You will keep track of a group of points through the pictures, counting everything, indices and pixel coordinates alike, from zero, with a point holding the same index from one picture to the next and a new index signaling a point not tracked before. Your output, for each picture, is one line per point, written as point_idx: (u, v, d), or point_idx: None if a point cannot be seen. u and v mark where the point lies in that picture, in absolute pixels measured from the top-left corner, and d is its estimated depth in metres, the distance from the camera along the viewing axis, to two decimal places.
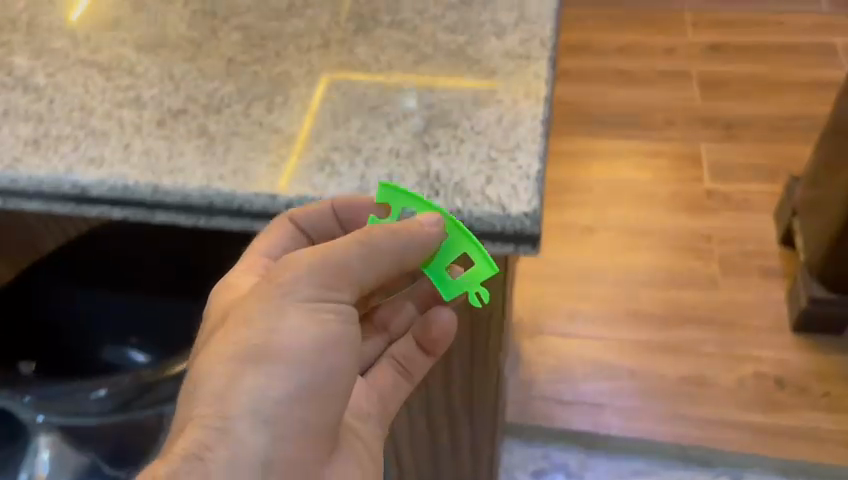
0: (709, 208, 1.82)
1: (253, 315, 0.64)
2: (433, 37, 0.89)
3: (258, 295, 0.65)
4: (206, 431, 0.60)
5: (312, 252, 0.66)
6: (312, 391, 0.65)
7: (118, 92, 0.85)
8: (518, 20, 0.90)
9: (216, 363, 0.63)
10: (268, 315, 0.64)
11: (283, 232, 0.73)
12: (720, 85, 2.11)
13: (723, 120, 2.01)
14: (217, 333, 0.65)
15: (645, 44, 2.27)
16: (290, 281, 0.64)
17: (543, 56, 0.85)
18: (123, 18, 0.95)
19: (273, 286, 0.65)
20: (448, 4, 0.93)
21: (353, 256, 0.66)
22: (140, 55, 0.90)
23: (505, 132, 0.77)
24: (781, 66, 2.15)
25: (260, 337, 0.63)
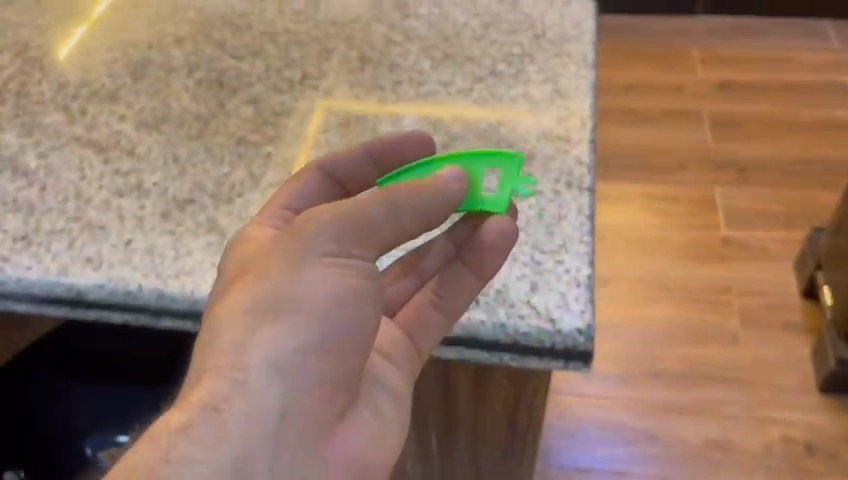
0: (727, 258, 1.75)
1: (273, 266, 0.56)
2: (463, 114, 0.82)
3: (280, 247, 0.56)
4: (225, 384, 0.53)
5: (337, 204, 0.57)
6: (334, 355, 0.57)
7: (117, 178, 0.77)
8: (553, 94, 0.83)
9: (231, 315, 0.55)
10: (289, 268, 0.56)
11: (310, 179, 0.67)
12: (731, 126, 2.05)
13: (736, 163, 1.95)
14: (231, 278, 0.57)
15: (652, 82, 2.21)
16: (314, 235, 0.56)
17: (584, 138, 0.78)
18: (121, 87, 0.88)
19: (295, 237, 0.56)
20: (476, 76, 0.86)
21: (382, 210, 0.58)
22: (141, 133, 0.82)
23: (548, 229, 0.70)
24: (792, 106, 2.10)
25: (280, 289, 0.55)
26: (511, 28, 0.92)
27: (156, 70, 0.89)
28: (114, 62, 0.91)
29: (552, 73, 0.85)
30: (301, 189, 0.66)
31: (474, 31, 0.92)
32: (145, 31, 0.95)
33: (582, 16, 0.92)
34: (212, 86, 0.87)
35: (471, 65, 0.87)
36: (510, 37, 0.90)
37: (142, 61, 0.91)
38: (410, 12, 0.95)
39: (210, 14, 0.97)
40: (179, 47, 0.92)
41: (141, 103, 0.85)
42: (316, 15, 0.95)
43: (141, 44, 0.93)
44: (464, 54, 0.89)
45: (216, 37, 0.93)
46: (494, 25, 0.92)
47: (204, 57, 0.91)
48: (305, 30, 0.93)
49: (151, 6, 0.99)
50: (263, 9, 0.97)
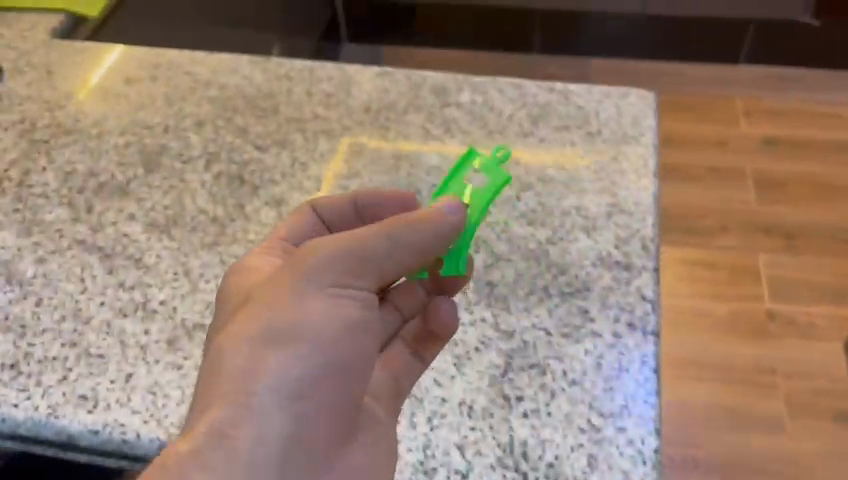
0: (773, 334, 1.65)
1: (271, 296, 0.49)
2: (508, 228, 0.73)
3: (278, 277, 0.50)
4: (228, 412, 0.46)
5: (337, 236, 0.50)
6: (340, 388, 0.50)
7: (121, 294, 0.69)
8: (611, 208, 0.74)
9: (229, 347, 0.48)
10: (288, 297, 0.49)
11: (302, 220, 0.63)
12: (775, 187, 1.95)
13: (782, 228, 1.85)
14: (229, 313, 0.51)
15: (694, 134, 2.10)
16: (314, 265, 0.49)
17: (646, 265, 0.69)
18: (132, 179, 0.80)
19: (294, 267, 0.50)
20: (523, 180, 0.77)
21: (383, 242, 0.50)
22: (150, 238, 0.74)
23: (607, 385, 0.61)
24: (840, 167, 2.00)
25: (280, 319, 0.48)
26: (562, 123, 0.83)
27: (172, 159, 0.82)
28: (127, 148, 0.83)
29: (609, 182, 0.77)
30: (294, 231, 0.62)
31: (522, 125, 0.83)
32: (162, 110, 0.87)
33: (642, 112, 0.84)
34: (232, 182, 0.79)
35: (517, 168, 0.79)
36: (561, 135, 0.82)
37: (157, 148, 0.83)
38: (451, 99, 0.87)
39: (233, 92, 0.89)
40: (198, 132, 0.85)
41: (152, 200, 0.77)
42: (348, 98, 0.87)
43: (157, 126, 0.86)
44: (510, 153, 0.80)
45: (239, 121, 0.86)
46: (544, 118, 0.84)
47: (224, 145, 0.83)
48: (335, 117, 0.85)
49: (170, 80, 0.91)
50: (291, 88, 0.89)
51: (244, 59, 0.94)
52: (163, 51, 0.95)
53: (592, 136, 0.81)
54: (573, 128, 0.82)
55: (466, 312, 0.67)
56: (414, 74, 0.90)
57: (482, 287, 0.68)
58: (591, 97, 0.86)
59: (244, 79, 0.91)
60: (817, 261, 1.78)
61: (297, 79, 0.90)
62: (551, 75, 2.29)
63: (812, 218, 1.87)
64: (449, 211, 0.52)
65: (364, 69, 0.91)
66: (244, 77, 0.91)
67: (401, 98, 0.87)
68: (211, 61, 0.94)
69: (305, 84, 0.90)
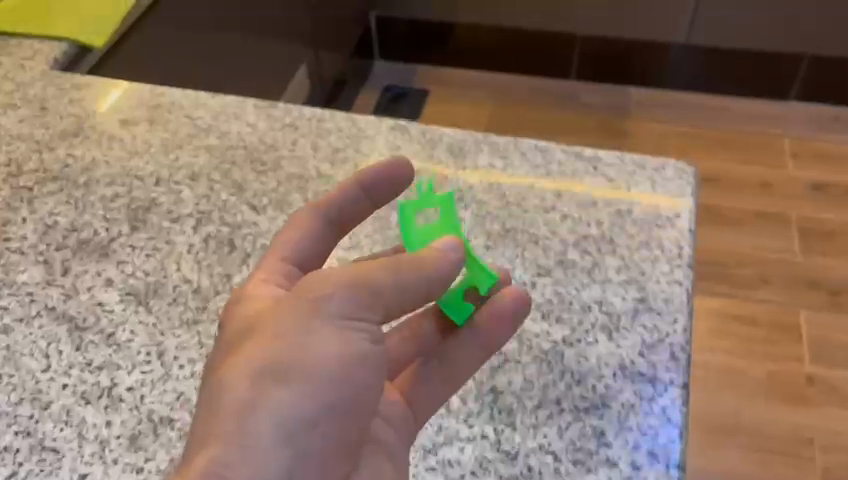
0: (811, 401, 1.53)
1: (279, 328, 0.44)
2: (520, 321, 0.65)
3: (286, 307, 0.45)
4: (229, 453, 0.41)
5: (350, 269, 0.46)
6: (346, 431, 0.45)
7: (86, 376, 0.63)
8: (637, 304, 0.66)
9: (229, 382, 0.43)
10: (297, 332, 0.44)
11: (305, 231, 0.53)
12: (823, 236, 1.83)
13: (827, 284, 1.73)
14: (227, 341, 0.46)
15: (737, 174, 1.98)
16: (326, 300, 0.45)
17: (675, 379, 0.60)
18: (115, 238, 0.74)
19: (304, 300, 0.45)
20: (540, 264, 0.69)
21: (395, 280, 0.46)
22: (127, 309, 0.68)
23: None
24: None
25: (287, 355, 0.44)
26: (588, 198, 0.74)
27: (159, 217, 0.75)
28: (114, 201, 0.77)
29: (637, 272, 0.68)
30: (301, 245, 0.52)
31: (543, 197, 0.75)
32: (157, 159, 0.81)
33: (679, 189, 0.75)
34: (222, 247, 0.72)
35: (535, 248, 0.70)
36: (586, 211, 0.73)
37: (146, 202, 0.77)
38: (468, 162, 0.79)
39: (234, 141, 0.83)
40: (192, 186, 0.78)
41: (133, 264, 0.71)
42: (355, 156, 0.80)
43: (149, 177, 0.79)
44: (529, 230, 0.72)
45: (236, 176, 0.79)
46: (568, 190, 0.75)
47: (218, 203, 0.76)
48: (340, 177, 0.78)
49: (168, 124, 0.85)
50: (296, 140, 0.82)
51: (250, 104, 0.87)
52: (164, 90, 0.89)
53: (621, 215, 0.73)
54: (600, 203, 0.74)
55: (464, 424, 0.59)
56: (430, 131, 0.82)
57: (485, 394, 0.60)
58: (623, 168, 0.77)
59: (247, 126, 0.84)
60: None
61: (303, 131, 0.83)
62: (589, 104, 2.19)
63: None
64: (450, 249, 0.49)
65: (376, 122, 0.84)
66: (248, 125, 0.84)
67: (413, 158, 0.79)
68: (215, 104, 0.87)
69: (311, 136, 0.83)
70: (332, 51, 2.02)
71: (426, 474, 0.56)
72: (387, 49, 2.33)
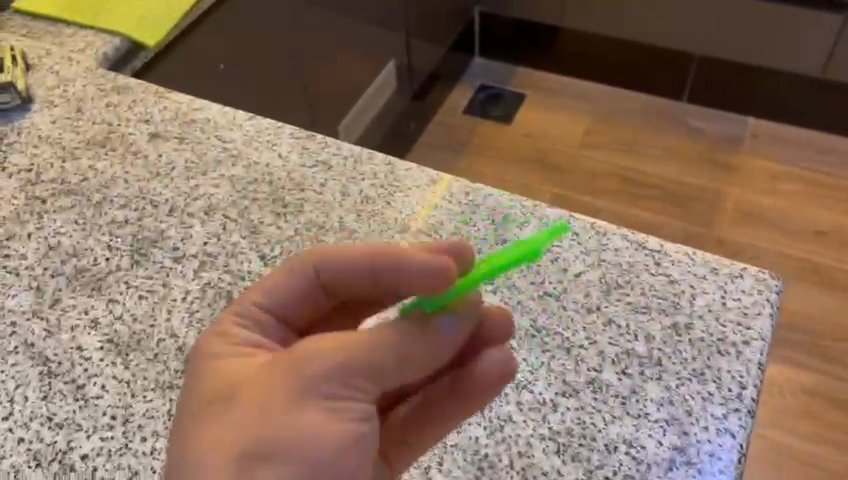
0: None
1: (260, 406, 0.39)
2: (529, 452, 0.55)
3: (267, 378, 0.39)
4: None
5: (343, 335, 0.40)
6: None
7: (44, 433, 0.58)
8: (675, 455, 0.54)
9: (205, 469, 0.38)
10: (282, 416, 0.38)
11: (293, 281, 0.45)
12: None
13: None
14: (202, 408, 0.40)
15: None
16: (315, 374, 0.39)
17: None
18: (113, 271, 0.68)
19: (289, 372, 0.39)
20: (568, 381, 0.58)
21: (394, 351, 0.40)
22: (104, 356, 0.62)
23: None
24: None
25: (269, 442, 0.38)
26: (642, 303, 0.63)
27: (163, 253, 0.69)
28: (121, 228, 0.71)
29: (683, 410, 0.56)
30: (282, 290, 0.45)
31: (589, 293, 0.64)
32: (176, 184, 0.75)
33: (757, 307, 0.62)
34: (218, 300, 0.65)
35: (566, 358, 0.60)
36: (635, 320, 0.62)
37: (154, 234, 0.71)
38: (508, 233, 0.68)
39: (259, 174, 0.75)
40: (205, 221, 0.71)
41: (123, 306, 0.65)
42: (384, 210, 0.71)
43: (163, 204, 0.73)
44: (562, 333, 0.61)
45: (253, 215, 0.72)
46: (620, 289, 0.64)
47: (227, 245, 0.69)
48: (362, 234, 0.69)
49: (197, 145, 0.79)
50: (325, 181, 0.74)
51: (286, 132, 0.80)
52: (204, 105, 0.83)
53: (678, 331, 0.61)
54: (655, 312, 0.62)
55: None
56: (474, 190, 0.73)
57: None
58: (692, 269, 0.65)
59: (278, 158, 0.77)
60: None
61: (335, 172, 0.75)
62: (699, 130, 1.98)
63: None
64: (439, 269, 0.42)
65: (416, 171, 0.75)
66: (279, 156, 0.77)
67: (447, 222, 0.70)
68: (250, 127, 0.80)
69: (343, 179, 0.74)
70: (426, 47, 1.92)
71: None
72: (488, 47, 2.21)
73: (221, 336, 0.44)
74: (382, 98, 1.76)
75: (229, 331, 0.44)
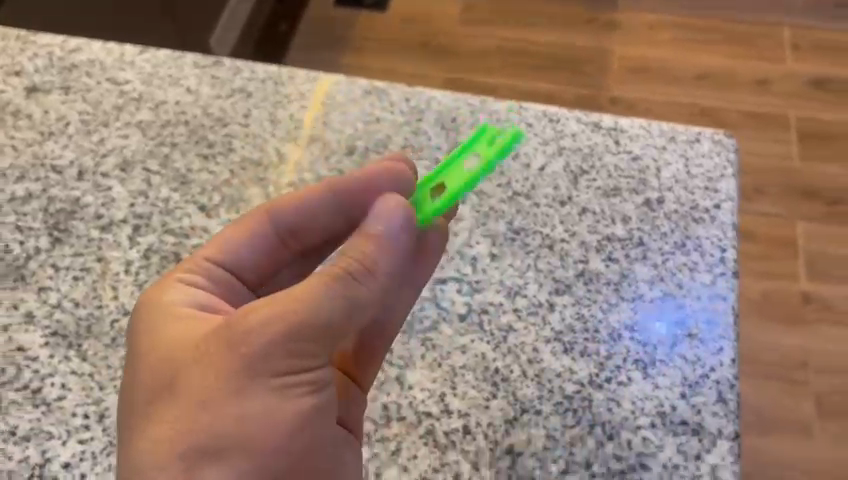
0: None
1: (202, 386, 0.37)
2: (539, 357, 0.54)
3: (209, 356, 0.38)
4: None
5: (280, 298, 0.38)
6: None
7: (11, 450, 0.51)
8: (676, 329, 0.55)
9: (161, 453, 0.37)
10: (226, 397, 0.37)
11: (254, 232, 0.47)
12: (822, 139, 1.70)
13: (823, 193, 1.62)
14: (148, 396, 0.39)
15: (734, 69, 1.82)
16: (258, 345, 0.37)
17: (722, 428, 0.51)
18: (33, 255, 0.59)
19: (234, 348, 0.37)
20: (558, 277, 0.57)
21: (342, 300, 0.39)
22: (55, 352, 0.55)
23: None
24: None
25: (217, 421, 0.37)
26: (611, 186, 0.62)
27: (86, 225, 0.61)
28: (25, 204, 0.62)
29: (674, 285, 0.57)
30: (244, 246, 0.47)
31: (557, 185, 0.62)
32: (77, 142, 0.65)
33: (718, 168, 0.62)
34: (166, 264, 0.59)
35: (551, 256, 0.58)
36: (609, 204, 0.61)
37: (68, 204, 0.62)
38: (462, 136, 0.65)
39: (171, 115, 0.67)
40: (124, 180, 0.63)
41: (59, 292, 0.58)
42: (324, 134, 0.65)
43: (69, 168, 0.64)
44: (542, 231, 0.60)
45: (178, 163, 0.64)
46: (586, 175, 0.62)
47: (158, 202, 0.62)
48: (306, 163, 0.64)
49: (87, 92, 0.68)
50: (249, 111, 0.67)
51: (188, 61, 0.70)
52: (82, 44, 0.72)
53: (651, 207, 0.61)
54: (625, 192, 0.61)
55: None
56: (414, 95, 0.68)
57: (500, 458, 0.50)
58: (650, 142, 0.64)
59: (188, 94, 0.68)
60: None
61: (258, 98, 0.68)
62: None
63: None
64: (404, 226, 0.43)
65: (348, 82, 0.69)
66: (188, 91, 0.68)
67: (394, 134, 0.65)
68: (145, 62, 0.70)
69: (268, 105, 0.67)
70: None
71: None
72: None
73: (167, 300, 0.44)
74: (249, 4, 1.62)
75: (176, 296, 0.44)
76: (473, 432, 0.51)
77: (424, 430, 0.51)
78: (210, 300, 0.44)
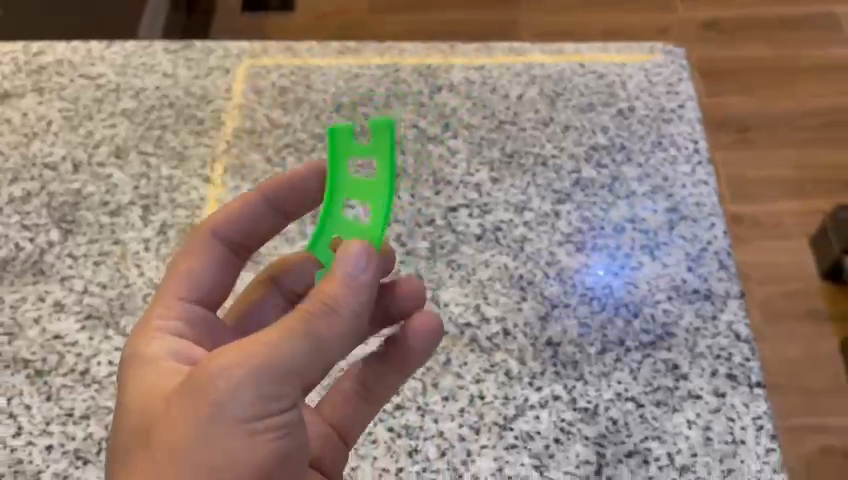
0: (753, 200, 1.40)
1: (166, 442, 0.34)
2: (556, 259, 0.58)
3: (171, 414, 0.34)
4: None
5: (242, 344, 0.35)
6: None
7: (72, 430, 0.52)
8: (670, 215, 0.60)
9: None
10: (187, 457, 0.33)
11: (203, 258, 0.46)
12: (720, 75, 1.61)
13: (733, 122, 1.51)
14: (114, 461, 0.36)
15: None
16: (224, 395, 0.33)
17: (729, 289, 0.57)
18: (46, 249, 0.60)
19: (196, 403, 0.34)
20: (557, 189, 0.62)
21: (302, 343, 0.35)
22: (87, 333, 0.55)
23: (725, 468, 0.50)
24: (780, 46, 1.66)
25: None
26: (585, 102, 0.67)
27: (94, 213, 0.61)
28: (26, 202, 0.62)
29: (660, 178, 0.62)
30: (204, 272, 0.46)
31: (537, 109, 0.67)
32: (64, 138, 0.65)
33: (675, 74, 0.69)
34: (185, 236, 0.60)
35: (545, 172, 0.63)
36: (586, 119, 0.66)
37: (70, 196, 0.62)
38: (440, 80, 0.69)
39: (155, 100, 0.68)
40: (122, 166, 0.64)
41: (83, 279, 0.58)
42: (308, 95, 0.68)
43: (62, 163, 0.64)
44: (533, 150, 0.64)
45: (172, 142, 0.65)
46: (561, 96, 0.68)
47: (162, 180, 0.63)
48: (298, 124, 0.66)
49: (63, 91, 0.68)
50: (230, 86, 0.69)
51: (159, 49, 0.71)
52: (45, 47, 0.72)
53: (625, 116, 0.66)
54: (598, 106, 0.67)
55: (523, 383, 0.53)
56: (387, 50, 0.71)
57: (543, 350, 0.54)
58: (611, 61, 0.70)
59: (165, 78, 0.69)
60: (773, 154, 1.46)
61: (237, 73, 0.70)
62: None
63: (757, 108, 1.54)
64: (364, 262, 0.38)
65: (320, 47, 0.72)
66: (165, 76, 0.69)
67: (375, 87, 0.69)
68: (115, 56, 0.71)
69: (248, 78, 0.69)
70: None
71: (508, 455, 0.51)
72: None
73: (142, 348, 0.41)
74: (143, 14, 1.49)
75: (152, 343, 0.41)
76: (512, 333, 0.55)
77: (469, 338, 0.55)
78: (187, 348, 0.42)
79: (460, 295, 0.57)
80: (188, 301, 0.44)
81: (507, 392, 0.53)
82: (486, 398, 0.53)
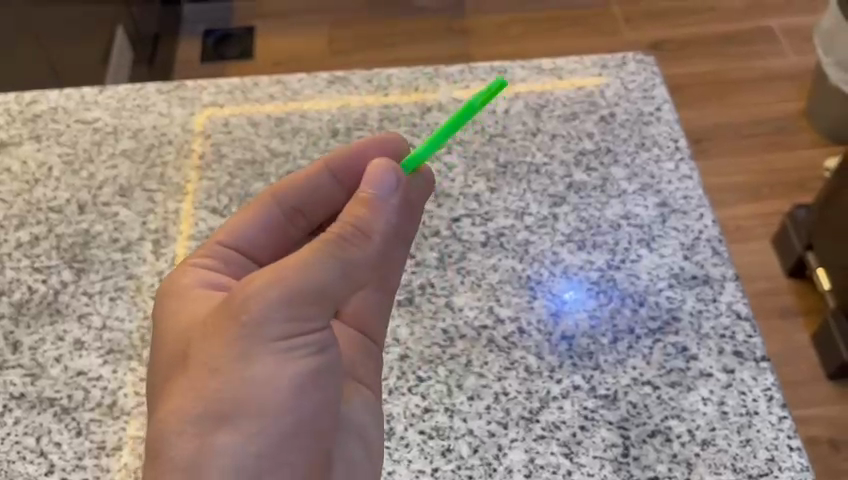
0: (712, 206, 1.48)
1: (209, 351, 0.39)
2: (559, 258, 0.61)
3: (215, 328, 0.39)
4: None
5: (278, 263, 0.39)
6: (305, 452, 0.41)
7: (106, 463, 0.52)
8: (662, 209, 0.64)
9: (174, 419, 0.39)
10: (228, 364, 0.39)
11: (262, 211, 0.52)
12: (673, 89, 1.67)
13: (687, 135, 1.59)
14: (165, 371, 0.41)
15: (591, 18, 1.87)
16: (260, 312, 0.38)
17: (726, 273, 0.60)
18: (60, 289, 0.60)
19: (236, 316, 0.39)
20: (552, 193, 0.65)
21: (335, 266, 0.40)
22: (109, 366, 0.56)
23: (743, 438, 0.53)
24: (726, 59, 1.74)
25: (224, 386, 0.39)
26: (568, 112, 0.71)
27: (105, 251, 0.62)
28: (35, 246, 0.63)
29: (648, 176, 0.66)
30: (254, 225, 0.51)
31: (524, 121, 0.70)
32: (67, 182, 0.67)
33: (649, 81, 0.73)
34: None
35: (540, 179, 0.66)
36: (572, 127, 0.70)
37: (79, 237, 0.63)
38: (429, 102, 0.72)
39: (153, 138, 0.69)
40: (128, 204, 0.65)
41: (100, 315, 0.58)
42: (304, 123, 0.70)
43: (67, 206, 0.65)
44: (525, 160, 0.67)
45: (174, 178, 0.67)
46: (545, 108, 0.71)
47: (169, 214, 0.64)
48: (297, 152, 0.68)
49: (60, 136, 0.70)
50: (227, 120, 0.70)
51: (151, 90, 0.73)
52: (37, 95, 0.73)
53: (607, 121, 0.70)
54: (581, 115, 0.70)
55: (544, 377, 0.55)
56: (374, 77, 0.74)
57: (558, 344, 0.57)
58: (588, 73, 0.74)
59: (161, 117, 0.71)
60: (726, 161, 1.55)
61: (231, 108, 0.71)
62: None
63: (710, 119, 1.62)
64: (393, 193, 0.44)
65: (310, 79, 0.74)
66: (161, 115, 0.71)
67: (368, 112, 0.71)
68: (109, 100, 0.72)
69: (242, 112, 0.71)
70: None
71: (538, 446, 0.52)
72: None
73: (179, 280, 0.48)
74: (105, 69, 1.49)
75: (189, 280, 0.48)
76: (528, 331, 0.57)
77: (486, 339, 0.57)
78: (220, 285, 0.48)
79: (474, 300, 0.59)
80: (230, 248, 0.50)
81: (529, 387, 0.55)
82: (510, 395, 0.55)
